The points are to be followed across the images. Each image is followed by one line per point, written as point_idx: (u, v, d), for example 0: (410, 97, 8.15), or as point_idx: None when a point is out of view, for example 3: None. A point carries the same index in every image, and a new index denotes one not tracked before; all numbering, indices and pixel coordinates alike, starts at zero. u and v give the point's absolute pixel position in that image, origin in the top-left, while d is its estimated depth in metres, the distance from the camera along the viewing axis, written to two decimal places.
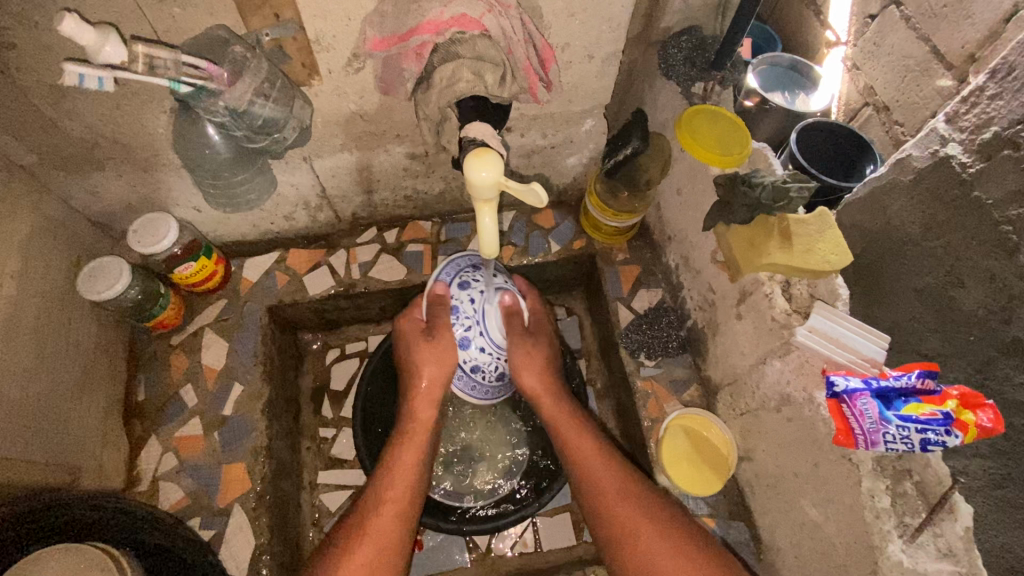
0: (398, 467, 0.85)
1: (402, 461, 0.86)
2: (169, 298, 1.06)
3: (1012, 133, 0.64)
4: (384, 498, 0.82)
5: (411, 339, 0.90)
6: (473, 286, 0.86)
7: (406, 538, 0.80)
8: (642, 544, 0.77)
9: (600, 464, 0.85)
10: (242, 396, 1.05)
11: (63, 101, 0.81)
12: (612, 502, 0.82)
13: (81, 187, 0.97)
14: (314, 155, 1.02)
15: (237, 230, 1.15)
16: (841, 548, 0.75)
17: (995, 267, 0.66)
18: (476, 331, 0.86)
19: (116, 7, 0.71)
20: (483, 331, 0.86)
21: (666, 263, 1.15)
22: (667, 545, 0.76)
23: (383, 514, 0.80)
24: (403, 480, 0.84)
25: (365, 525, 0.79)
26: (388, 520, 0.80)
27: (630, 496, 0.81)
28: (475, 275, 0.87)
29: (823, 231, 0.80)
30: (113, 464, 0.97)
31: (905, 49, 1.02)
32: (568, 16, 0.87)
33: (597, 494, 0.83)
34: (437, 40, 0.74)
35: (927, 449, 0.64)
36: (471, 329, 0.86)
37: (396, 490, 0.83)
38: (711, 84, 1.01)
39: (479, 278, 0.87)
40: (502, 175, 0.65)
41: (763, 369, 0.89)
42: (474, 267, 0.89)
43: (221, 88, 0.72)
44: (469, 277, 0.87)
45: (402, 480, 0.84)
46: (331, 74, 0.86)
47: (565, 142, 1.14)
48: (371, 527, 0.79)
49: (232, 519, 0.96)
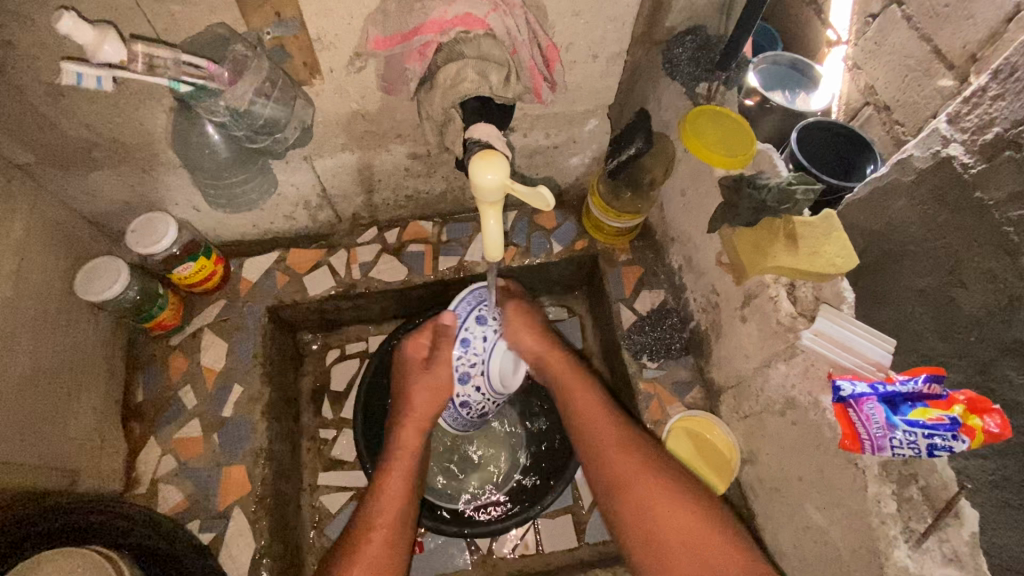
0: (389, 490, 0.86)
1: (391, 484, 0.86)
2: (167, 299, 1.05)
3: (1015, 133, 0.63)
4: (377, 519, 0.83)
5: (411, 370, 0.91)
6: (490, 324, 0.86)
7: (401, 549, 0.82)
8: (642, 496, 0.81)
9: (601, 420, 0.89)
10: (242, 397, 1.04)
11: (60, 100, 0.80)
12: (610, 458, 0.85)
13: (79, 186, 0.96)
14: (314, 155, 1.01)
15: (237, 230, 1.14)
16: (847, 553, 0.75)
17: (997, 269, 0.66)
18: (478, 370, 0.86)
19: (115, 5, 0.70)
20: (485, 374, 0.87)
21: (669, 264, 1.15)
22: (670, 505, 0.80)
23: (373, 538, 0.81)
24: (394, 503, 0.85)
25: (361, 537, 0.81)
26: (384, 536, 0.82)
27: (631, 449, 0.85)
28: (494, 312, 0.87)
29: (830, 233, 0.80)
30: (111, 467, 0.96)
31: (906, 49, 1.01)
32: (573, 15, 0.86)
33: (595, 441, 0.88)
34: (440, 39, 0.74)
35: (933, 455, 0.64)
36: (474, 367, 0.86)
37: (387, 515, 0.83)
38: (716, 85, 0.99)
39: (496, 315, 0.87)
40: (508, 178, 0.64)
41: (767, 373, 0.88)
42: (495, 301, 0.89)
43: (222, 88, 0.71)
44: (487, 311, 0.86)
45: (392, 504, 0.84)
46: (332, 73, 0.85)
47: (568, 142, 1.13)
48: (364, 546, 0.80)
49: (232, 522, 0.95)
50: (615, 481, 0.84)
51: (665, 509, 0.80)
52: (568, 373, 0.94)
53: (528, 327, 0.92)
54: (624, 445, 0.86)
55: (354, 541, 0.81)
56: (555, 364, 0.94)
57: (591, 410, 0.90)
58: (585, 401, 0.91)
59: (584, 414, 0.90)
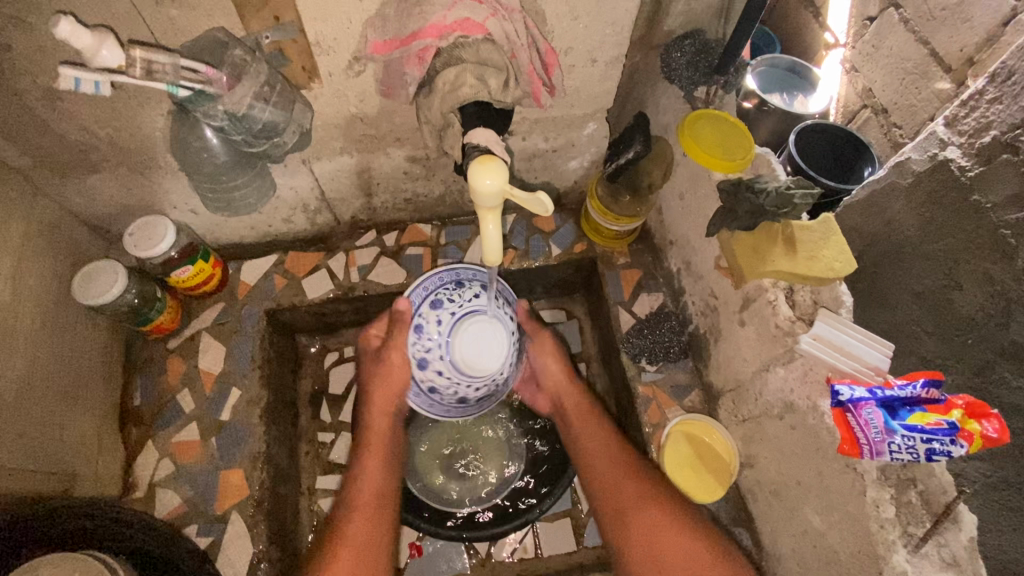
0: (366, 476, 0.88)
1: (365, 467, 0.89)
2: (166, 302, 1.04)
3: (1012, 137, 0.63)
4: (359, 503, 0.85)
5: (369, 358, 0.96)
6: (443, 307, 0.88)
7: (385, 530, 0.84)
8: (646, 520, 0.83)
9: (610, 451, 0.92)
10: (240, 401, 1.04)
11: (58, 104, 0.80)
12: (620, 487, 0.88)
13: (77, 190, 0.95)
14: (313, 158, 1.01)
15: (235, 233, 1.14)
16: (846, 557, 0.75)
17: (994, 271, 0.66)
18: (436, 353, 0.88)
19: (113, 9, 0.70)
20: (443, 355, 0.87)
21: (668, 267, 1.15)
22: (668, 525, 0.83)
23: (352, 519, 0.84)
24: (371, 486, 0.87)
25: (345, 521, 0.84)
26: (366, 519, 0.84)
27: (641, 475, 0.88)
28: (451, 296, 0.89)
29: (828, 238, 0.81)
30: (109, 471, 0.96)
31: (904, 52, 1.01)
32: (572, 19, 0.86)
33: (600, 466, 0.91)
34: (439, 43, 0.73)
35: (931, 460, 0.63)
36: (432, 350, 0.88)
37: (363, 496, 0.86)
38: (714, 88, 1.00)
39: (453, 298, 0.89)
40: (507, 184, 0.64)
41: (766, 376, 0.88)
42: (456, 285, 0.91)
43: (220, 93, 0.71)
44: (444, 296, 0.89)
45: (371, 488, 0.87)
46: (331, 76, 0.85)
47: (567, 146, 1.13)
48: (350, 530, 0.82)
49: (230, 527, 0.95)
50: (623, 507, 0.86)
51: (666, 530, 0.82)
52: (582, 408, 0.99)
53: (558, 359, 1.02)
54: (635, 472, 0.89)
55: (339, 528, 0.83)
56: (569, 398, 1.00)
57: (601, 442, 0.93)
58: (593, 431, 0.96)
59: (594, 446, 0.94)
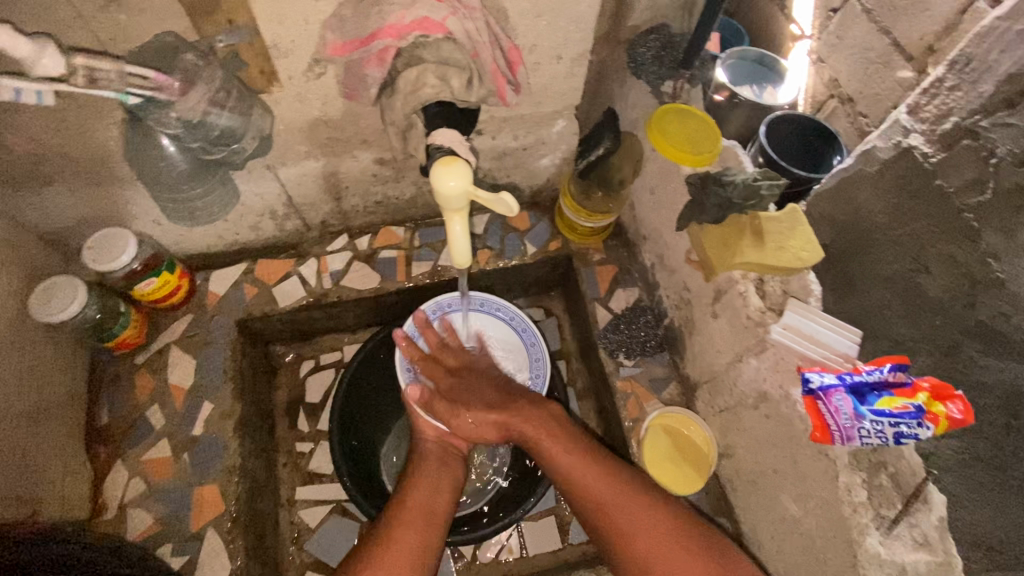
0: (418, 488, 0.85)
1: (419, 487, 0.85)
2: (130, 317, 1.02)
3: (972, 122, 0.65)
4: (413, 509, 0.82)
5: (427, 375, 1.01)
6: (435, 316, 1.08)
7: (438, 537, 0.80)
8: (633, 531, 0.77)
9: (588, 469, 0.83)
10: (213, 415, 1.02)
11: (5, 116, 0.77)
12: (621, 509, 0.79)
13: (30, 204, 0.92)
14: (278, 163, 0.99)
15: (202, 242, 1.11)
16: (822, 543, 0.76)
17: (958, 253, 0.67)
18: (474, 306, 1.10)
19: (57, 15, 0.67)
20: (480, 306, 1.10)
21: (642, 262, 1.15)
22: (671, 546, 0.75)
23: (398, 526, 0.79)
24: (429, 495, 0.84)
25: (399, 524, 0.79)
26: (410, 531, 0.79)
27: (629, 493, 0.80)
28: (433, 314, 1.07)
29: (794, 228, 0.82)
30: (77, 494, 0.93)
31: (867, 42, 1.02)
32: (535, 17, 0.86)
33: (603, 511, 0.80)
34: (399, 44, 0.72)
35: (900, 442, 0.65)
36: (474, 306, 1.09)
37: (414, 511, 0.81)
38: (681, 82, 0.99)
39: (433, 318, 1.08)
40: (472, 184, 0.64)
41: (739, 368, 0.89)
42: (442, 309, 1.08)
43: (173, 99, 0.69)
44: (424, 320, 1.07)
45: (424, 502, 0.83)
46: (291, 80, 0.84)
47: (537, 144, 1.13)
48: (396, 537, 0.77)
49: (206, 544, 0.92)
50: (625, 530, 0.78)
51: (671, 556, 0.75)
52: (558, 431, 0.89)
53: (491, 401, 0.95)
54: (660, 517, 0.78)
55: (390, 521, 0.80)
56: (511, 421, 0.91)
57: (567, 458, 0.85)
58: (593, 476, 0.82)
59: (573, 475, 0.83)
